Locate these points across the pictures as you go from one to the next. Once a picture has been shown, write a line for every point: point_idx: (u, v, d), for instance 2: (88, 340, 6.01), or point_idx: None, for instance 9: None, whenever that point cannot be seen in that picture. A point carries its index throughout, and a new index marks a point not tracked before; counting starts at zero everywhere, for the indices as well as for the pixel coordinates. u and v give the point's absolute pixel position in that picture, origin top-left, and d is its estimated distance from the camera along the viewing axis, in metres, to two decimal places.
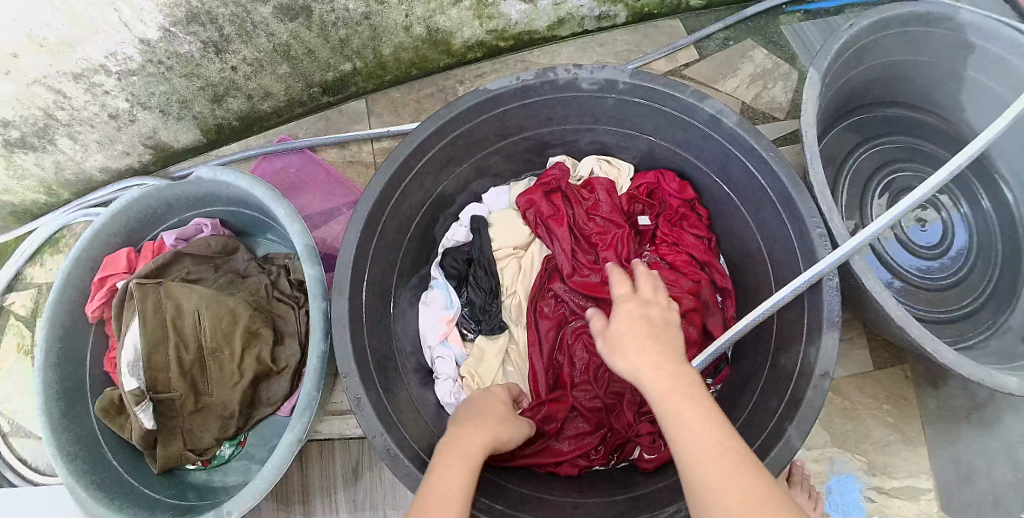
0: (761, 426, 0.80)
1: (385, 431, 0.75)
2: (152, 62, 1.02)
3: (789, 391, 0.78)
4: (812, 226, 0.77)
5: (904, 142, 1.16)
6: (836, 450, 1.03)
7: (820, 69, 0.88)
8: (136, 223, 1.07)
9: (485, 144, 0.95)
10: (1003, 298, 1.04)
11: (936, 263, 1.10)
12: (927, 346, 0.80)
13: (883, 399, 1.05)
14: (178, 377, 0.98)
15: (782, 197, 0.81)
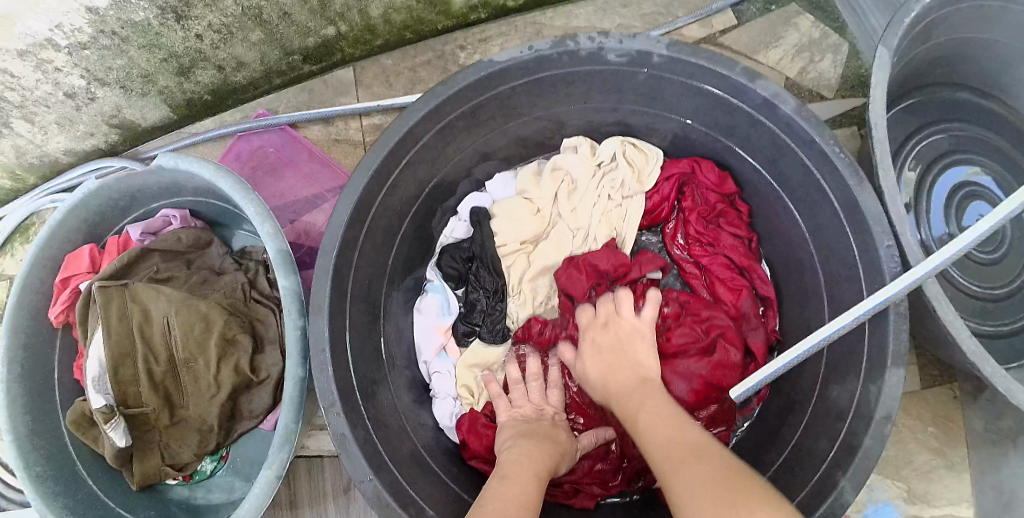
0: (807, 470, 0.69)
1: (374, 475, 0.65)
2: (104, 34, 0.88)
3: (843, 432, 0.67)
4: (880, 238, 0.65)
5: (965, 132, 0.99)
6: (875, 476, 0.92)
7: (891, 47, 0.72)
8: (98, 216, 0.95)
9: (491, 126, 0.80)
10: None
11: (991, 269, 0.95)
12: (999, 386, 0.67)
13: (928, 421, 0.93)
14: (149, 391, 0.88)
15: (844, 199, 0.67)
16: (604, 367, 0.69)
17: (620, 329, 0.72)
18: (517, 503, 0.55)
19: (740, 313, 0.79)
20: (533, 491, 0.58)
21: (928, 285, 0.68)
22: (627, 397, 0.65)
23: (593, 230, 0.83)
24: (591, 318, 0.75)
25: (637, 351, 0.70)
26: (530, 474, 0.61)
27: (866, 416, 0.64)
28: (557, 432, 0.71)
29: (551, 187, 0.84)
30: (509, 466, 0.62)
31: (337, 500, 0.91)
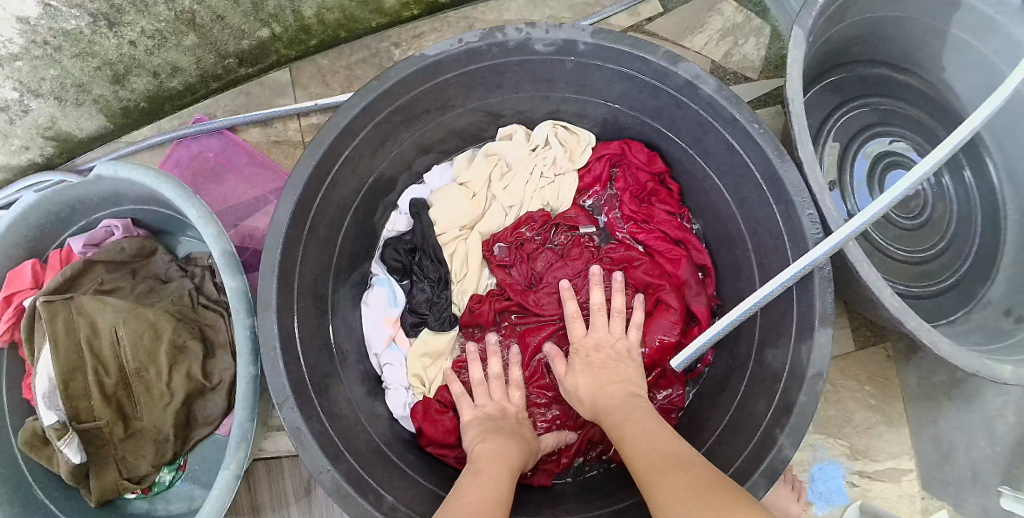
0: (747, 432, 0.72)
1: (332, 465, 0.66)
2: (36, 43, 0.88)
3: (779, 394, 0.70)
4: (803, 211, 0.68)
5: (883, 104, 1.04)
6: (818, 435, 0.97)
7: (806, 28, 0.75)
8: (36, 231, 0.93)
9: (427, 119, 0.82)
10: (986, 266, 0.96)
11: (916, 234, 1.01)
12: (923, 339, 0.71)
13: (865, 380, 0.98)
14: (101, 404, 0.87)
15: (767, 175, 0.71)
16: (594, 385, 0.69)
17: (611, 349, 0.73)
18: (488, 500, 0.55)
19: (682, 281, 0.82)
20: (503, 482, 0.60)
21: (851, 249, 0.72)
22: (617, 410, 0.64)
23: (526, 205, 0.87)
24: (585, 335, 0.75)
25: (628, 372, 0.71)
26: (501, 472, 0.61)
27: (799, 374, 0.68)
28: (521, 430, 0.73)
29: (483, 170, 0.87)
30: (478, 465, 0.63)
31: (300, 498, 0.92)
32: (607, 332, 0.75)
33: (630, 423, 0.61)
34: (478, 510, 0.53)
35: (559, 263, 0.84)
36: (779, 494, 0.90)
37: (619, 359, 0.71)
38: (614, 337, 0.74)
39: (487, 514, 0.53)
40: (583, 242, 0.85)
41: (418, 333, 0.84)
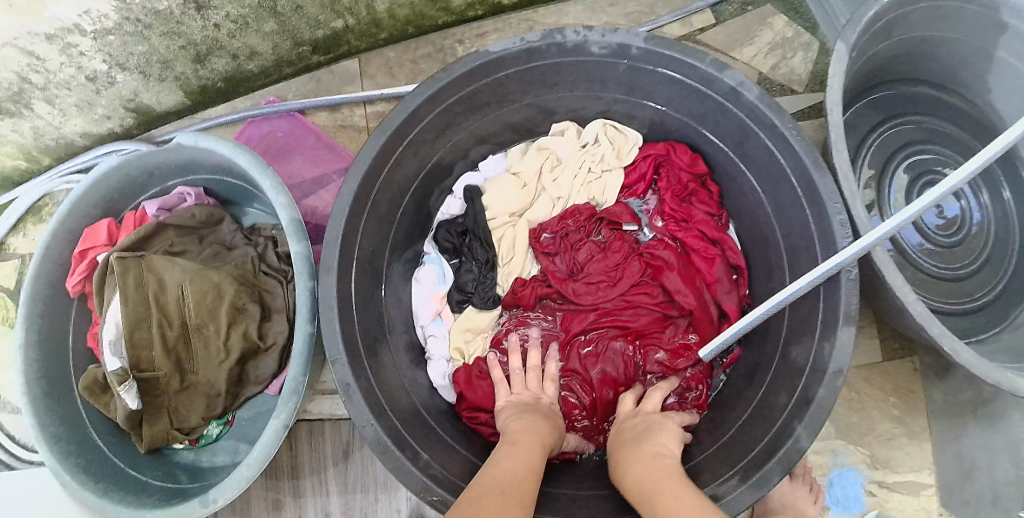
0: (770, 422, 0.75)
1: (374, 420, 0.71)
2: (128, 21, 0.95)
3: (800, 388, 0.74)
4: (834, 213, 0.72)
5: (926, 122, 1.08)
6: (839, 442, 0.99)
7: (849, 43, 0.79)
8: (115, 192, 1.01)
9: (486, 111, 0.88)
10: (1021, 287, 0.98)
11: (953, 251, 1.03)
12: (945, 347, 0.73)
13: (891, 391, 1.01)
14: (162, 355, 0.94)
15: (804, 182, 0.75)
16: (631, 447, 0.68)
17: (647, 419, 0.75)
18: (518, 471, 0.60)
19: (715, 279, 0.87)
20: (536, 453, 0.65)
21: (878, 251, 0.75)
22: (643, 479, 0.61)
23: (573, 198, 0.93)
24: (630, 412, 0.78)
25: (662, 437, 0.70)
26: (535, 447, 0.66)
27: (821, 369, 0.72)
28: (554, 416, 0.77)
29: (535, 163, 0.93)
30: (512, 439, 0.67)
31: (337, 461, 0.97)
32: (648, 409, 0.77)
33: (656, 491, 0.58)
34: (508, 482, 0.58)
35: (599, 255, 0.89)
36: (794, 493, 0.92)
37: (661, 434, 0.71)
38: (654, 414, 0.76)
39: (516, 481, 0.58)
40: (623, 237, 0.90)
41: (463, 310, 0.90)
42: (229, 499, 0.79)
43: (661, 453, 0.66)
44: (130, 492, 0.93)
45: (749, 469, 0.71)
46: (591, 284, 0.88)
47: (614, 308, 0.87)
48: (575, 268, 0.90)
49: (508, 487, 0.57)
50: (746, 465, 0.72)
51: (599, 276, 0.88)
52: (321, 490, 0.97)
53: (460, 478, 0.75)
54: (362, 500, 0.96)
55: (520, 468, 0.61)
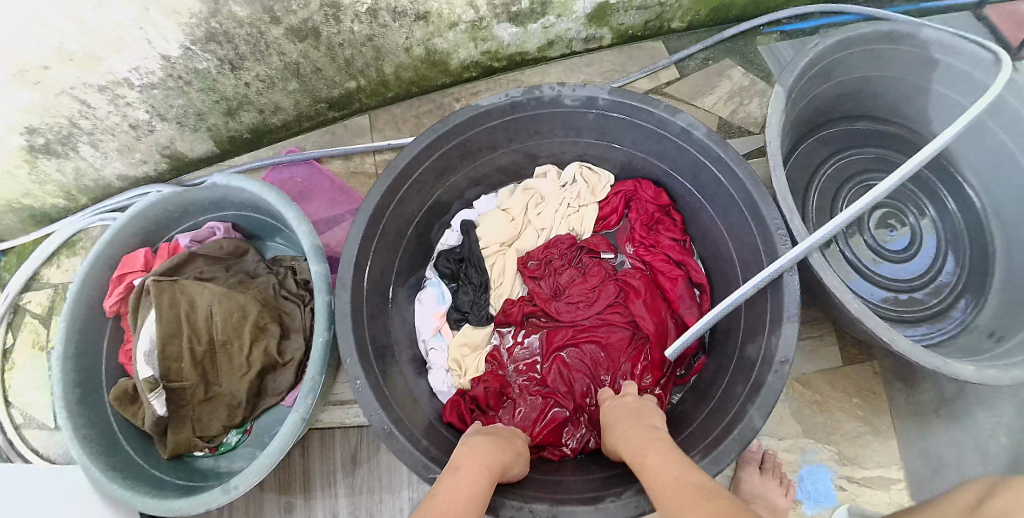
0: (725, 410, 0.82)
1: (382, 410, 0.83)
2: (170, 76, 1.13)
3: (753, 377, 0.81)
4: (774, 226, 0.83)
5: (872, 152, 1.18)
6: (807, 441, 1.06)
7: (787, 85, 0.91)
8: (155, 224, 1.15)
9: (479, 155, 1.03)
10: (977, 292, 1.10)
11: (910, 266, 1.14)
12: (882, 337, 0.84)
13: (852, 393, 1.08)
14: (190, 367, 1.05)
15: (748, 204, 0.87)
16: (623, 425, 0.78)
17: (634, 400, 0.85)
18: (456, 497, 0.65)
19: (677, 296, 1.00)
20: (482, 484, 0.70)
21: (814, 257, 0.86)
22: (635, 444, 0.72)
23: (556, 229, 1.07)
24: (615, 398, 0.88)
25: (649, 415, 0.80)
26: (479, 474, 0.71)
27: (769, 361, 0.79)
28: (514, 439, 0.84)
29: (522, 199, 1.08)
30: (457, 467, 0.73)
31: (345, 464, 1.07)
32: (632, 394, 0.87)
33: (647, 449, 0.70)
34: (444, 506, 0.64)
35: (579, 279, 1.02)
36: (767, 485, 1.00)
37: (649, 413, 0.81)
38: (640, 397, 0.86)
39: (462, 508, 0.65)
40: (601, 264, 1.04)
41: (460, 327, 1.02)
42: (248, 485, 0.90)
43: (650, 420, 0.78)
44: (152, 487, 1.03)
45: (706, 448, 0.79)
46: (572, 303, 1.01)
47: (591, 325, 0.99)
48: (559, 290, 1.02)
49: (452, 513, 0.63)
50: (704, 446, 0.79)
51: (579, 296, 1.01)
52: (330, 492, 1.06)
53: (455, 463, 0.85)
54: (368, 500, 1.05)
55: (456, 495, 0.66)
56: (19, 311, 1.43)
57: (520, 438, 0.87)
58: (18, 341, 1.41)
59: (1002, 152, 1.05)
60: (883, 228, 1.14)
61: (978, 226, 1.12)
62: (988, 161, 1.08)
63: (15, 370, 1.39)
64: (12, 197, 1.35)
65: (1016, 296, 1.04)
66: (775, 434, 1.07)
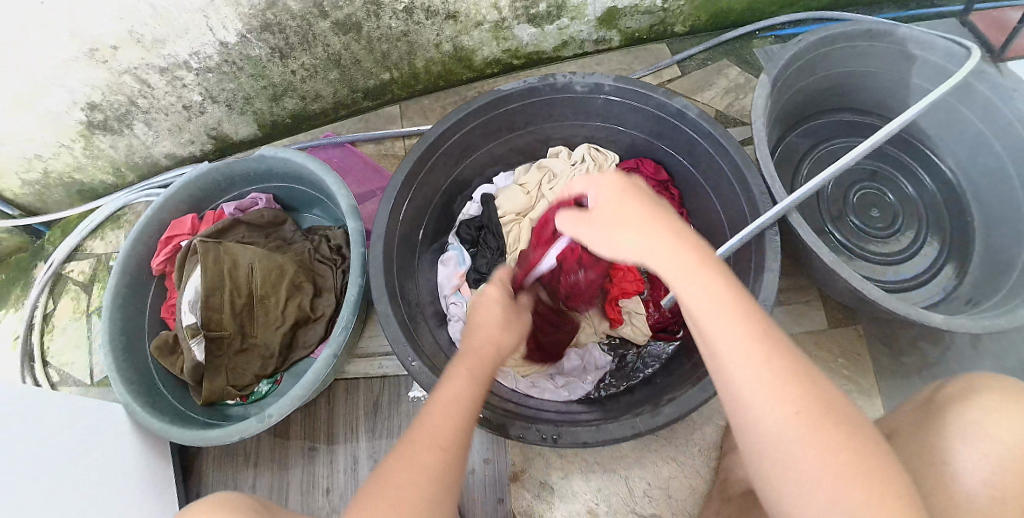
0: None
1: (406, 343, 0.94)
2: (225, 62, 1.26)
3: None
4: (757, 191, 0.96)
5: (852, 142, 1.31)
6: None
7: (771, 75, 1.07)
8: (203, 193, 1.27)
9: (499, 135, 1.16)
10: (960, 262, 1.22)
11: (894, 240, 1.26)
12: (857, 285, 0.96)
13: (839, 354, 1.18)
14: (230, 317, 1.17)
15: (735, 173, 1.00)
16: (652, 248, 0.68)
17: (635, 201, 0.72)
18: (431, 444, 0.66)
19: None
20: (470, 423, 0.70)
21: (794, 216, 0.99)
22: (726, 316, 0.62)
23: None
24: (610, 193, 0.74)
25: (664, 221, 0.69)
26: (465, 402, 0.71)
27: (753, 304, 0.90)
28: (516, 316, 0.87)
29: (535, 176, 1.21)
30: (444, 386, 0.72)
31: (367, 410, 1.17)
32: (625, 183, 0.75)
33: (737, 330, 0.62)
34: (416, 462, 0.65)
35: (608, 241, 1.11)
36: None
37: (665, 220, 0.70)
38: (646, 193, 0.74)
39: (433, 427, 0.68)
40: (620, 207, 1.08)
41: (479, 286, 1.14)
42: (282, 414, 1.00)
43: (735, 293, 0.64)
44: (180, 420, 1.13)
45: (694, 381, 0.91)
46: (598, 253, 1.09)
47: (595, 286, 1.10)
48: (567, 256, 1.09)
49: (423, 436, 0.67)
50: (693, 380, 0.92)
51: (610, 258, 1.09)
52: (353, 436, 1.16)
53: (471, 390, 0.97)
54: (387, 444, 1.15)
55: (436, 440, 0.66)
56: (62, 279, 1.54)
57: (504, 313, 0.86)
58: (59, 305, 1.51)
59: (977, 138, 1.18)
60: (865, 210, 1.26)
61: (958, 203, 1.25)
62: (966, 146, 1.21)
63: (56, 331, 1.48)
64: (64, 171, 1.47)
65: (994, 266, 1.15)
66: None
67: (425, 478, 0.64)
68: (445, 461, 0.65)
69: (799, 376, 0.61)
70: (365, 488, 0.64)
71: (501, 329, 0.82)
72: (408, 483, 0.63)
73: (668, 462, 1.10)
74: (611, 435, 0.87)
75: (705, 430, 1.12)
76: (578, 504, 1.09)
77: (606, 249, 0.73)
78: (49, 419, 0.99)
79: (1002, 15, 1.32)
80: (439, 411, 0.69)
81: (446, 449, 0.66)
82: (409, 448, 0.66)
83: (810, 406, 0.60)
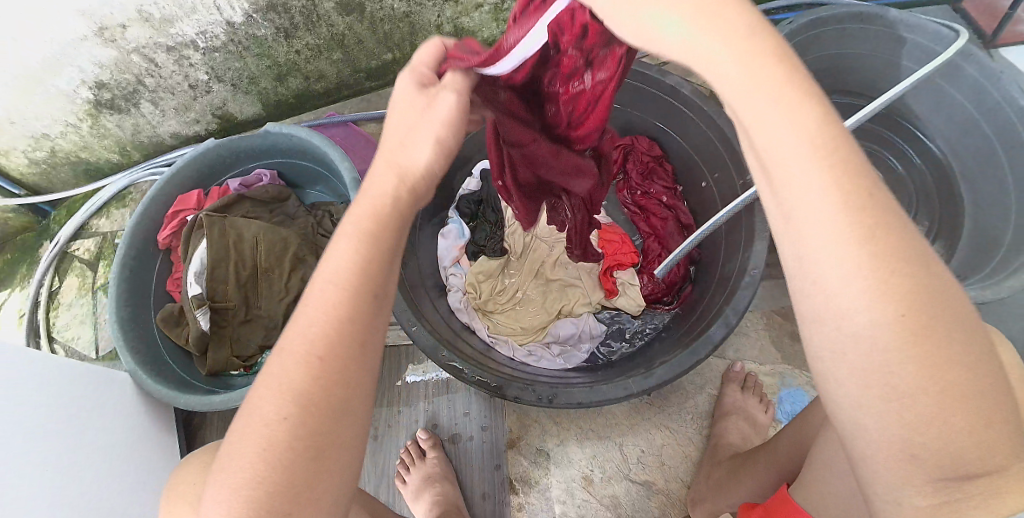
0: (704, 319, 0.99)
1: (408, 309, 0.97)
2: (231, 41, 1.28)
3: (728, 287, 0.98)
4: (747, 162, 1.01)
5: None
6: (786, 367, 1.20)
7: None
8: (207, 169, 1.30)
9: None
10: (948, 240, 1.28)
11: None
12: None
13: None
14: (235, 289, 1.21)
15: (728, 148, 1.03)
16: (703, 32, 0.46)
17: None
18: (299, 355, 0.54)
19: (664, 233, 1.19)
20: (362, 322, 0.56)
21: None
22: (810, 169, 0.45)
23: None
24: None
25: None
26: (343, 295, 0.55)
27: (743, 273, 0.95)
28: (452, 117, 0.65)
29: None
30: (332, 264, 0.57)
31: None
32: None
33: (827, 188, 0.45)
34: (282, 382, 0.54)
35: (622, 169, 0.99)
36: (747, 402, 1.13)
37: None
38: None
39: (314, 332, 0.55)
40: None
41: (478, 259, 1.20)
42: None
43: (832, 136, 0.45)
44: (182, 385, 1.18)
45: (685, 346, 0.96)
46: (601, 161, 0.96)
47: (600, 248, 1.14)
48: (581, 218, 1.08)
49: (306, 344, 0.55)
50: (684, 346, 0.96)
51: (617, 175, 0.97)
52: None
53: (471, 358, 1.01)
54: (388, 411, 1.20)
55: (307, 351, 0.54)
56: (68, 257, 1.56)
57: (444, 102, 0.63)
58: (66, 283, 1.53)
59: (965, 121, 1.21)
60: None
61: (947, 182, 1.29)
62: (956, 128, 1.24)
63: (62, 307, 1.50)
64: (71, 150, 1.50)
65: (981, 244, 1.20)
66: (756, 359, 1.21)
67: (288, 406, 0.54)
68: (319, 384, 0.54)
69: (896, 247, 0.45)
70: (235, 419, 0.56)
71: (433, 146, 0.61)
72: (272, 418, 0.54)
73: (660, 430, 1.15)
74: (605, 396, 0.91)
75: (698, 400, 1.18)
76: (574, 470, 1.13)
77: (631, 33, 0.50)
78: (52, 395, 1.00)
79: (994, 1, 1.31)
80: (317, 311, 0.55)
81: (323, 361, 0.54)
82: (276, 360, 0.55)
83: (905, 286, 0.45)
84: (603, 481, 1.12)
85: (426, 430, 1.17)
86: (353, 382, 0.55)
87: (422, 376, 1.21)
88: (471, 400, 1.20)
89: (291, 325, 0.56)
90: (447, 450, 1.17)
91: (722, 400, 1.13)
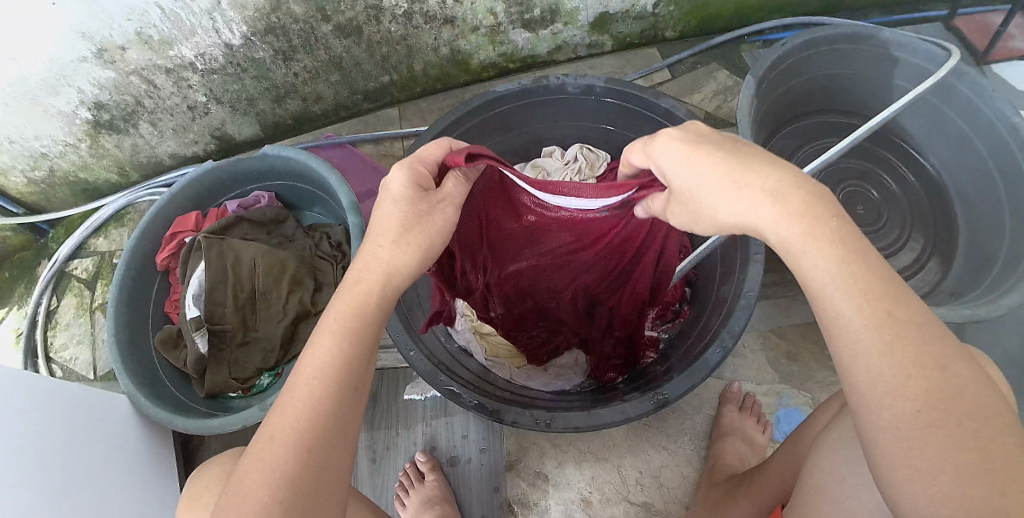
0: (702, 338, 1.00)
1: (405, 332, 0.97)
2: (230, 64, 1.29)
3: (725, 309, 0.98)
4: None
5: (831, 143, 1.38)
6: (783, 386, 1.21)
7: (756, 75, 1.12)
8: (207, 191, 1.31)
9: (493, 136, 1.19)
10: (943, 257, 1.28)
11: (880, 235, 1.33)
12: None
13: (825, 346, 1.21)
14: (233, 311, 1.23)
15: None
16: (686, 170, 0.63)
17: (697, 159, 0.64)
18: (287, 444, 0.58)
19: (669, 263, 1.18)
20: (348, 409, 0.61)
21: None
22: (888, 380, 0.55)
23: None
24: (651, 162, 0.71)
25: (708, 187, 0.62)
26: (328, 394, 0.60)
27: (739, 296, 0.96)
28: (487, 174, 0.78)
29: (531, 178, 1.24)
30: (312, 357, 0.62)
31: (366, 401, 1.22)
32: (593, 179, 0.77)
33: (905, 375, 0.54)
34: (272, 468, 0.58)
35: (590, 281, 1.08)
36: (744, 422, 1.13)
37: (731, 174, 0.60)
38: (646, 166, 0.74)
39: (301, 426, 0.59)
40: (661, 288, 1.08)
41: None
42: None
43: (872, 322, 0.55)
44: (179, 406, 1.18)
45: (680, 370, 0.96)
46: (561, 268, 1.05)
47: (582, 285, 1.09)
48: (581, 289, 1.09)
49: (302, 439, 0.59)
50: (682, 369, 0.97)
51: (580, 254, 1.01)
52: None
53: (463, 375, 1.03)
54: (385, 434, 1.21)
55: (296, 435, 0.59)
56: (65, 277, 1.56)
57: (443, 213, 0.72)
58: (64, 303, 1.53)
59: (960, 139, 1.23)
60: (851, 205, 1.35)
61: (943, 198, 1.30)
62: (947, 144, 1.26)
63: (61, 328, 1.50)
64: (69, 170, 1.50)
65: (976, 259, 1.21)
66: (752, 379, 1.22)
67: (277, 490, 0.57)
68: (306, 468, 0.58)
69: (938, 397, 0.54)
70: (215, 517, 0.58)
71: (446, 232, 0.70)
72: (266, 502, 0.56)
73: (659, 451, 1.16)
74: (603, 420, 0.92)
75: (695, 420, 1.18)
76: (572, 492, 1.14)
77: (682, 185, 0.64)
78: (44, 411, 0.99)
79: (987, 20, 1.31)
80: (299, 410, 0.60)
81: (309, 450, 0.59)
82: (267, 447, 0.59)
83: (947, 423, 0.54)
84: (602, 503, 1.13)
85: (424, 452, 1.17)
86: (335, 470, 0.60)
87: (421, 396, 1.21)
88: (469, 422, 1.20)
89: (272, 423, 0.60)
90: (446, 472, 1.17)
91: (720, 421, 1.14)
